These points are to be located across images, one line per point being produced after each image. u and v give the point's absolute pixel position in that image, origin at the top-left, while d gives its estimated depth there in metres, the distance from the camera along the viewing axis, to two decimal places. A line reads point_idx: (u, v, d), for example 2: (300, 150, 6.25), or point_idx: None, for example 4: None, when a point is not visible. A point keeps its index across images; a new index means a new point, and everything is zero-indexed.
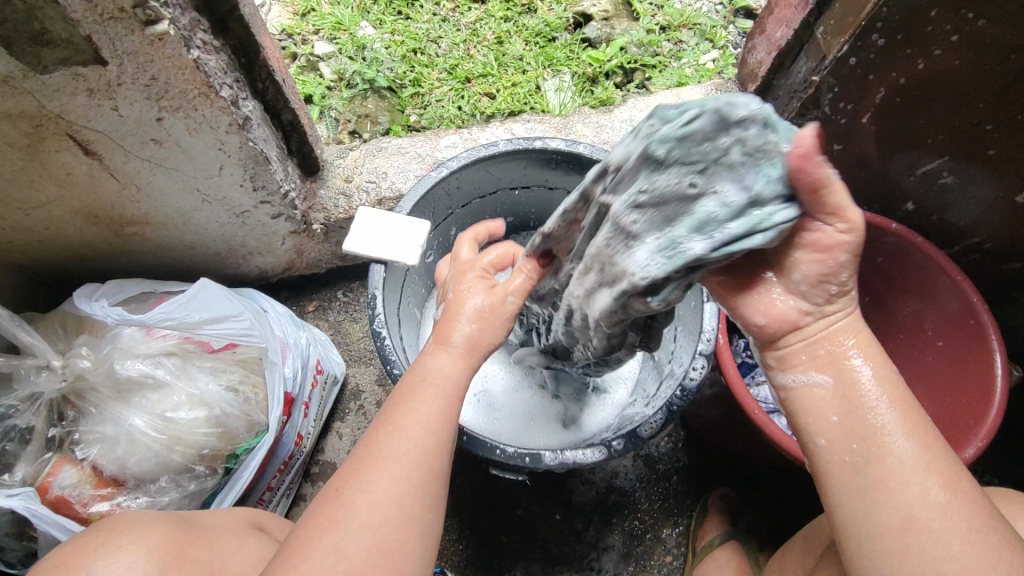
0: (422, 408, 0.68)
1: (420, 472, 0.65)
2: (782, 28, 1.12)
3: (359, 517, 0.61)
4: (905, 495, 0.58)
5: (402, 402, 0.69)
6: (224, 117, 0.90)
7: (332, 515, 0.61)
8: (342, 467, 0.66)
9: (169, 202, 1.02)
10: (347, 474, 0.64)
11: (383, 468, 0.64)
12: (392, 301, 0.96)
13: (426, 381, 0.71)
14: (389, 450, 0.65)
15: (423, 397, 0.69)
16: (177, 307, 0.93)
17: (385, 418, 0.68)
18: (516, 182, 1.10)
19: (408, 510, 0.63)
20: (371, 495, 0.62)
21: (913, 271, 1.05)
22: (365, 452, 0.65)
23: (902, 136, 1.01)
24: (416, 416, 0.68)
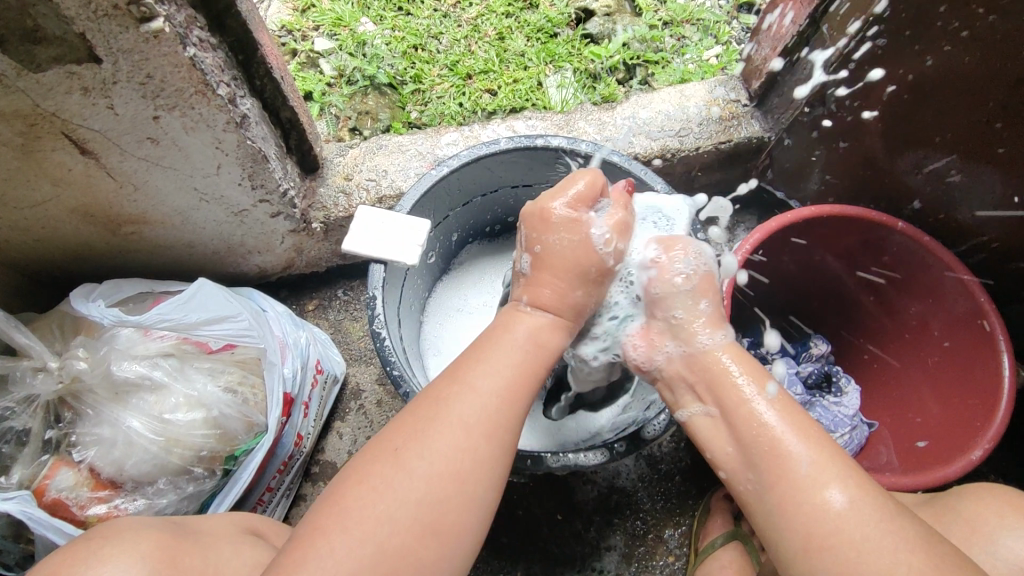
0: (494, 376, 0.69)
1: (483, 446, 0.66)
2: (787, 23, 1.11)
3: (418, 488, 0.63)
4: (808, 506, 0.64)
5: (479, 358, 0.71)
6: (222, 115, 0.89)
7: (389, 475, 0.64)
8: (404, 421, 0.68)
9: (166, 201, 1.01)
10: (409, 434, 0.66)
11: (449, 434, 0.65)
12: (392, 300, 0.95)
13: (509, 335, 0.73)
14: (455, 417, 0.66)
15: (494, 362, 0.71)
16: (176, 308, 0.92)
17: (457, 375, 0.70)
18: (517, 181, 1.09)
19: (468, 488, 0.65)
20: (430, 464, 0.64)
21: (919, 271, 1.04)
22: (432, 413, 0.67)
23: (910, 133, 0.99)
24: (488, 380, 0.69)
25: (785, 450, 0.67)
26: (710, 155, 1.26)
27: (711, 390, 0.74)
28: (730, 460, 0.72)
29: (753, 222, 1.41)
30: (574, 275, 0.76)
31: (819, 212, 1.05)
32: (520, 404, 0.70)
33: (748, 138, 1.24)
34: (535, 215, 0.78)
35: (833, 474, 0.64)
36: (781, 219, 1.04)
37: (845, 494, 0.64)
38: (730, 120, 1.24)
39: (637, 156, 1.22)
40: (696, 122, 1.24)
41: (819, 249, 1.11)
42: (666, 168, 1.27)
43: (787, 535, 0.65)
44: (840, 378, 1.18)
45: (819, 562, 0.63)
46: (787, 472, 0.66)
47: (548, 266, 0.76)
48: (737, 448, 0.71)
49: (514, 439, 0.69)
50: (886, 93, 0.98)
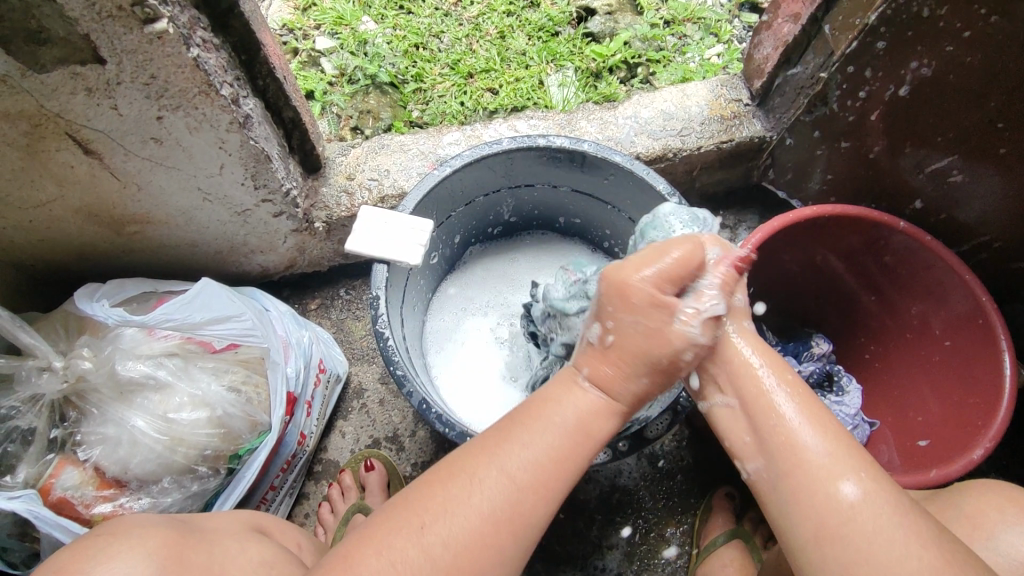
0: (533, 460, 0.63)
1: (507, 532, 0.62)
2: (789, 23, 1.11)
3: (433, 570, 0.60)
4: (810, 485, 0.63)
5: (519, 435, 0.65)
6: (225, 115, 0.89)
7: (405, 549, 0.60)
8: (433, 491, 0.63)
9: (170, 200, 1.02)
10: (431, 508, 0.62)
11: (473, 515, 0.61)
12: (395, 300, 0.95)
13: (551, 412, 0.66)
14: (483, 499, 0.62)
15: (541, 445, 0.64)
16: (179, 308, 0.92)
17: (492, 449, 0.64)
18: (519, 180, 1.09)
19: (484, 575, 0.61)
20: (448, 544, 0.60)
21: (920, 271, 1.04)
22: (460, 489, 0.62)
23: (912, 133, 0.99)
24: (524, 464, 0.63)
25: (800, 442, 0.65)
26: (712, 154, 1.26)
27: (732, 383, 0.71)
28: (749, 451, 0.70)
29: (754, 221, 1.41)
30: (642, 363, 0.66)
31: (821, 212, 1.05)
32: (558, 489, 0.65)
33: (750, 137, 1.24)
34: (615, 285, 0.66)
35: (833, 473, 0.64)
36: (783, 219, 1.05)
37: (858, 485, 0.61)
38: (732, 119, 1.24)
39: (638, 156, 1.22)
40: (698, 122, 1.24)
41: (820, 248, 1.11)
42: (668, 167, 1.28)
43: (799, 524, 0.63)
44: (841, 377, 1.18)
45: (823, 544, 0.61)
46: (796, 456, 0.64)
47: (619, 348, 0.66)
48: (755, 438, 0.69)
49: (542, 525, 0.64)
50: (888, 93, 0.98)
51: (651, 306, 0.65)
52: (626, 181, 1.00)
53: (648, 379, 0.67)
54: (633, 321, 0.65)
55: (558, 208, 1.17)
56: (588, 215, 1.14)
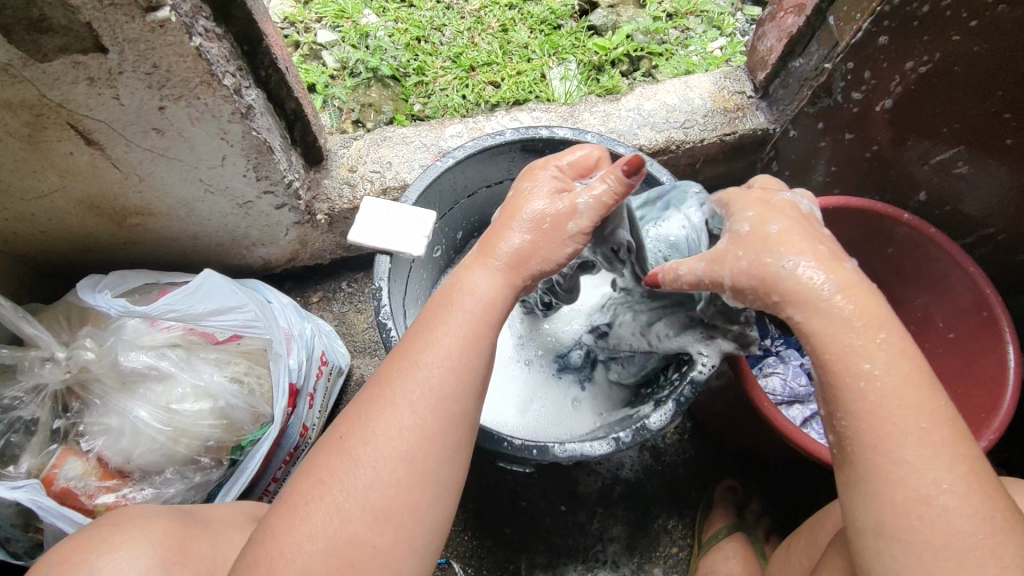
0: (442, 348, 0.65)
1: (433, 420, 0.63)
2: (794, 15, 1.10)
3: (367, 472, 0.61)
4: None
5: (422, 335, 0.66)
6: (227, 106, 0.88)
7: (337, 467, 0.61)
8: (354, 409, 0.65)
9: (172, 192, 1.02)
10: (354, 425, 0.63)
11: (399, 416, 0.62)
12: (398, 292, 0.95)
13: (455, 302, 0.67)
14: (400, 396, 0.63)
15: (446, 330, 0.66)
16: (181, 298, 0.92)
17: (401, 357, 0.66)
18: (522, 172, 1.09)
19: (419, 468, 0.62)
20: (377, 449, 0.61)
21: (925, 262, 1.04)
22: (378, 397, 0.64)
23: (918, 125, 0.99)
24: (433, 356, 0.64)
25: None
26: (716, 147, 1.26)
27: None
28: None
29: None
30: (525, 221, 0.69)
31: (825, 204, 1.04)
32: (476, 370, 0.65)
33: (753, 129, 1.23)
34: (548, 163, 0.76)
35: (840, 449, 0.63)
36: None
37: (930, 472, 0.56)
38: (735, 111, 1.24)
39: (642, 148, 1.22)
40: (701, 114, 1.24)
41: None
42: (671, 159, 1.27)
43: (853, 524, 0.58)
44: None
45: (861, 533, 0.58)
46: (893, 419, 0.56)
47: (512, 209, 0.70)
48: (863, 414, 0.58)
49: (469, 409, 0.65)
50: (893, 85, 0.97)
51: (552, 179, 0.72)
52: None
53: (529, 239, 0.68)
54: (528, 186, 0.72)
55: None
56: None
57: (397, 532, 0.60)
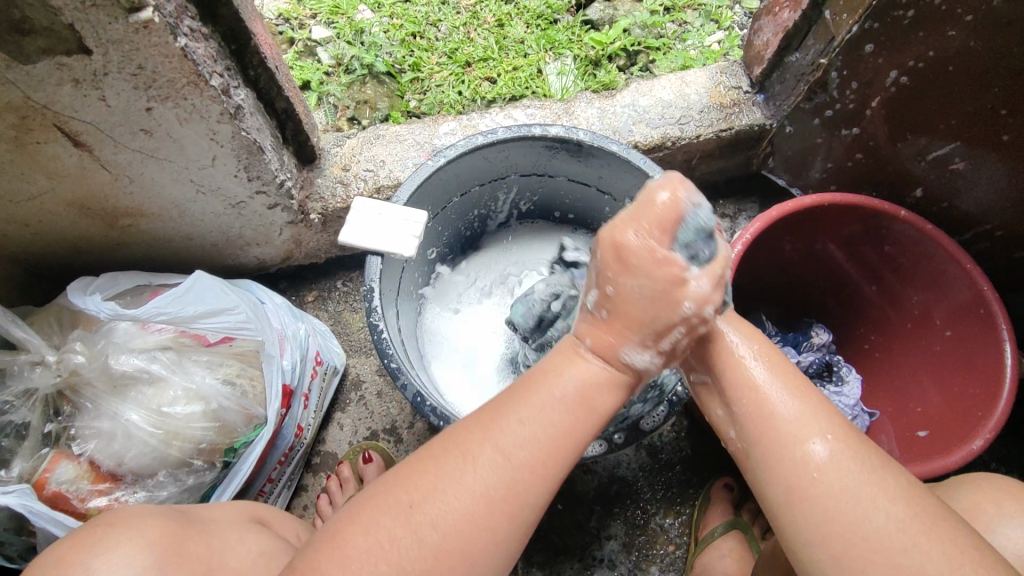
0: (534, 440, 0.62)
1: (503, 522, 0.60)
2: (788, 9, 1.12)
3: (425, 555, 0.58)
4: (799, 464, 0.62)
5: (524, 407, 0.63)
6: (215, 106, 0.87)
7: (396, 532, 0.59)
8: (429, 464, 0.62)
9: (164, 192, 1.01)
10: (426, 497, 0.60)
11: (470, 505, 0.59)
12: (389, 292, 0.94)
13: (553, 387, 0.64)
14: (478, 488, 0.60)
15: (542, 421, 0.62)
16: (170, 301, 0.91)
17: (490, 434, 0.62)
18: (517, 171, 1.08)
19: (478, 559, 0.59)
20: (443, 535, 0.59)
21: (922, 261, 1.04)
22: (455, 472, 0.61)
23: (913, 120, 0.96)
24: (522, 451, 0.61)
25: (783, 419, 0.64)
26: (712, 142, 1.31)
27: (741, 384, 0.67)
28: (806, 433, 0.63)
29: (753, 210, 1.49)
30: (640, 328, 0.64)
31: (820, 200, 1.04)
32: (552, 481, 0.62)
33: (749, 125, 1.29)
34: (611, 248, 0.63)
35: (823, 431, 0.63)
36: (781, 208, 1.04)
37: (827, 445, 0.62)
38: (731, 107, 1.29)
39: (637, 144, 1.27)
40: (694, 111, 1.29)
41: (825, 236, 1.09)
42: (667, 156, 1.32)
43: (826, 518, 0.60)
44: (841, 367, 1.17)
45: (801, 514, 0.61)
46: (775, 429, 0.64)
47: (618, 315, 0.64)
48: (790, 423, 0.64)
49: (537, 513, 0.63)
50: (890, 78, 0.95)
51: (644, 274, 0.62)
52: (621, 169, 1.00)
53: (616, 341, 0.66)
54: (631, 283, 0.63)
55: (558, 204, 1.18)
56: (587, 206, 1.14)
57: None
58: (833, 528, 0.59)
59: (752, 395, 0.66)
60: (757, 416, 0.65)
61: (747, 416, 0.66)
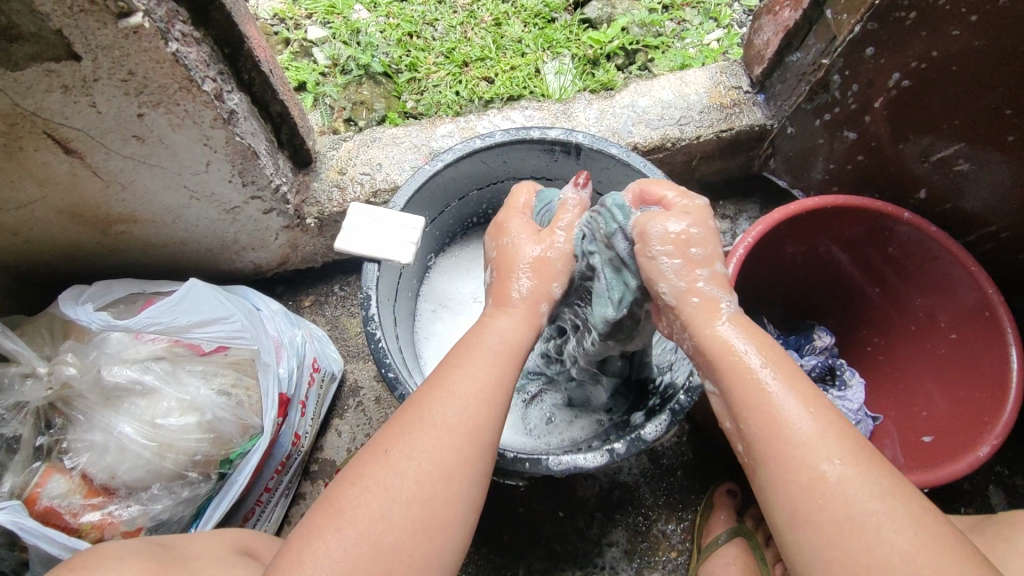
0: (475, 378, 0.68)
1: (469, 445, 0.65)
2: (789, 8, 1.10)
3: (409, 487, 0.63)
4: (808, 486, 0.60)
5: (459, 361, 0.70)
6: (208, 111, 0.84)
7: (377, 474, 0.64)
8: (392, 426, 0.67)
9: (158, 199, 1.00)
10: (397, 437, 0.65)
11: (438, 436, 0.65)
12: (387, 299, 0.92)
13: (483, 340, 0.72)
14: (438, 419, 0.66)
15: (476, 365, 0.69)
16: (164, 311, 0.87)
17: (436, 382, 0.69)
18: (515, 174, 1.06)
19: (454, 483, 0.64)
20: (419, 465, 0.63)
21: (927, 264, 1.02)
22: (415, 418, 0.66)
23: (916, 120, 0.94)
24: (468, 385, 0.68)
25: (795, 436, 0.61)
26: (712, 143, 1.29)
27: (753, 397, 0.64)
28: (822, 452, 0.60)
29: (754, 210, 1.48)
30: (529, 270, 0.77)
31: (826, 202, 1.02)
32: (501, 406, 0.69)
33: (750, 125, 1.27)
34: (497, 229, 0.83)
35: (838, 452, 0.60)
36: (783, 211, 1.02)
37: (837, 468, 0.60)
38: (732, 107, 1.27)
39: (637, 146, 1.25)
40: (694, 111, 1.27)
41: (828, 239, 1.08)
42: (667, 157, 1.30)
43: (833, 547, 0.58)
44: (843, 371, 1.16)
45: (803, 537, 0.59)
46: (783, 450, 0.61)
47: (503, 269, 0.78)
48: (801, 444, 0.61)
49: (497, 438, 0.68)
50: (891, 80, 0.93)
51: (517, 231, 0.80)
52: (622, 173, 0.98)
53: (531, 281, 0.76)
54: (509, 240, 0.80)
55: None
56: None
57: (429, 546, 0.62)
58: (830, 537, 0.58)
59: (763, 413, 0.63)
60: (771, 436, 0.62)
61: (758, 436, 0.63)
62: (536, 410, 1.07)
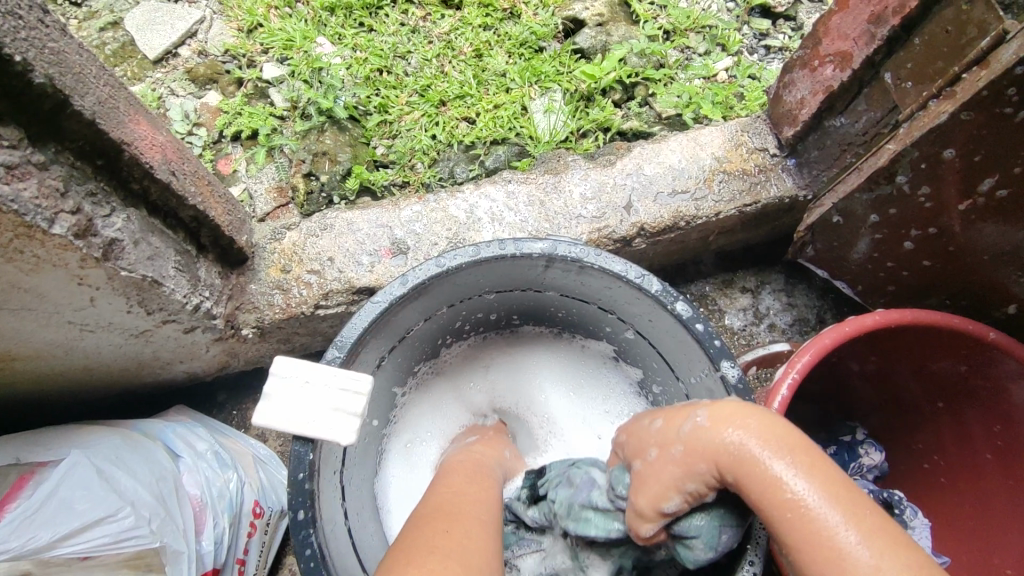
0: (480, 493, 0.65)
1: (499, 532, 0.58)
2: (833, 66, 0.88)
3: (474, 548, 0.52)
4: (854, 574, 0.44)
5: (456, 479, 0.67)
6: (72, 254, 0.63)
7: (434, 542, 0.51)
8: (426, 518, 0.57)
9: (35, 338, 0.75)
10: (440, 519, 0.56)
11: (474, 520, 0.57)
12: (328, 480, 0.69)
13: (474, 467, 0.72)
14: (470, 513, 0.58)
15: (476, 486, 0.66)
16: (15, 530, 0.67)
17: (445, 490, 0.64)
18: (494, 287, 0.84)
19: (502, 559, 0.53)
20: (472, 536, 0.53)
21: (1015, 391, 0.82)
22: (451, 511, 0.58)
23: (1012, 229, 0.73)
24: (478, 493, 0.64)
25: (812, 510, 0.47)
26: (733, 218, 1.08)
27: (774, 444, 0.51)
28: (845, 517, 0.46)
29: (779, 281, 1.26)
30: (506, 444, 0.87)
31: (884, 321, 0.80)
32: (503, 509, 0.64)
33: (779, 198, 1.05)
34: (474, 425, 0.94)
35: (868, 525, 0.46)
36: (837, 332, 0.80)
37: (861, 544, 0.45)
38: (756, 175, 1.06)
39: (644, 226, 1.04)
40: (712, 181, 1.05)
41: (893, 352, 0.87)
42: (680, 236, 1.09)
43: None
44: (903, 508, 0.92)
45: None
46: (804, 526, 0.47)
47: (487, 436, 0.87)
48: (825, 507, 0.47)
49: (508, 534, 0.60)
50: (982, 184, 0.72)
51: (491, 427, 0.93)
52: (632, 296, 0.76)
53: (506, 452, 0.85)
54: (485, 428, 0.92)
55: (550, 317, 0.95)
56: (583, 320, 0.91)
57: None
58: None
59: (764, 480, 0.50)
60: (770, 495, 0.49)
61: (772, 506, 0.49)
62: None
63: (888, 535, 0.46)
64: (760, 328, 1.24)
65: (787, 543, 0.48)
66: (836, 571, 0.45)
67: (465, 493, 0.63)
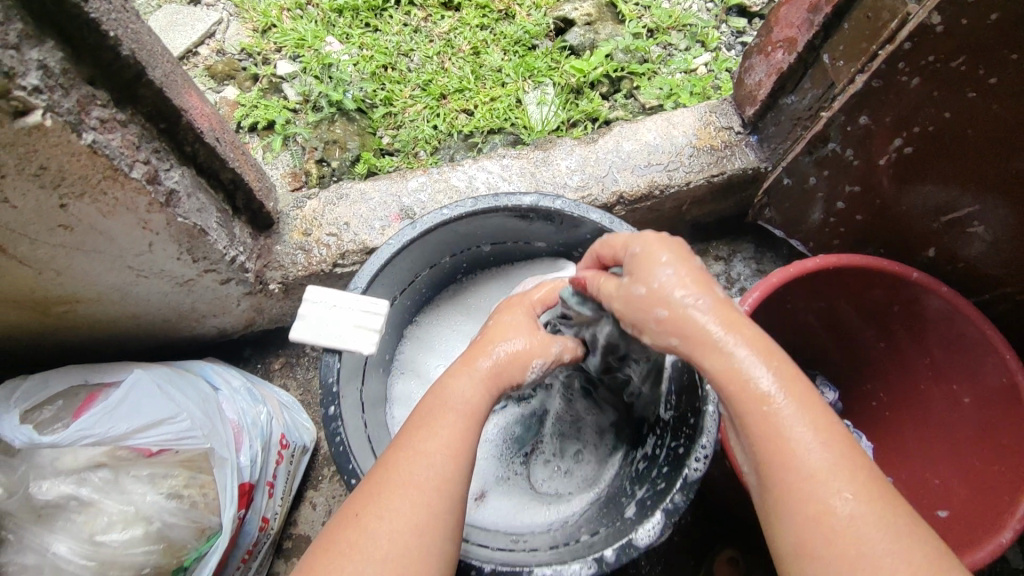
0: (443, 434, 0.65)
1: (440, 500, 0.61)
2: (783, 50, 1.02)
3: (380, 545, 0.58)
4: (805, 474, 0.52)
5: (421, 423, 0.66)
6: (143, 197, 0.77)
7: (352, 541, 0.59)
8: (364, 491, 0.63)
9: (100, 281, 0.89)
10: (366, 500, 0.61)
11: (407, 492, 0.61)
12: (351, 388, 0.83)
13: (444, 401, 0.67)
14: (407, 480, 0.62)
15: (441, 425, 0.65)
16: (97, 420, 0.81)
17: (401, 444, 0.65)
18: (490, 238, 0.98)
19: (426, 539, 0.59)
20: (390, 523, 0.59)
21: (940, 324, 0.95)
22: (383, 483, 0.62)
23: (922, 179, 0.87)
24: (436, 441, 0.64)
25: (780, 414, 0.54)
26: (702, 188, 1.21)
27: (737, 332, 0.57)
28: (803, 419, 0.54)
29: (749, 250, 1.39)
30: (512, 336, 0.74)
31: (824, 264, 0.95)
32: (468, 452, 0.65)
33: (743, 169, 1.19)
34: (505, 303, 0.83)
35: (823, 429, 0.54)
36: (783, 274, 0.95)
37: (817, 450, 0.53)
38: (723, 149, 1.20)
39: (622, 194, 1.17)
40: (683, 155, 1.19)
41: (835, 295, 1.01)
42: (656, 204, 1.22)
43: (801, 541, 0.52)
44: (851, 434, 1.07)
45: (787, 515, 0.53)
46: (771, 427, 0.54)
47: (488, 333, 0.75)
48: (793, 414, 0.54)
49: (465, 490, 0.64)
50: (893, 143, 0.86)
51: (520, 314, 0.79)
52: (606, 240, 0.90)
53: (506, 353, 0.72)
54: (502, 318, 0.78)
55: None
56: None
57: None
58: (807, 524, 0.52)
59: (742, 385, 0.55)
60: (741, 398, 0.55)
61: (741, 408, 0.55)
62: (543, 467, 0.99)
63: (834, 436, 0.54)
64: (732, 292, 1.37)
65: (753, 441, 0.55)
66: (788, 462, 0.53)
67: (429, 439, 0.64)
